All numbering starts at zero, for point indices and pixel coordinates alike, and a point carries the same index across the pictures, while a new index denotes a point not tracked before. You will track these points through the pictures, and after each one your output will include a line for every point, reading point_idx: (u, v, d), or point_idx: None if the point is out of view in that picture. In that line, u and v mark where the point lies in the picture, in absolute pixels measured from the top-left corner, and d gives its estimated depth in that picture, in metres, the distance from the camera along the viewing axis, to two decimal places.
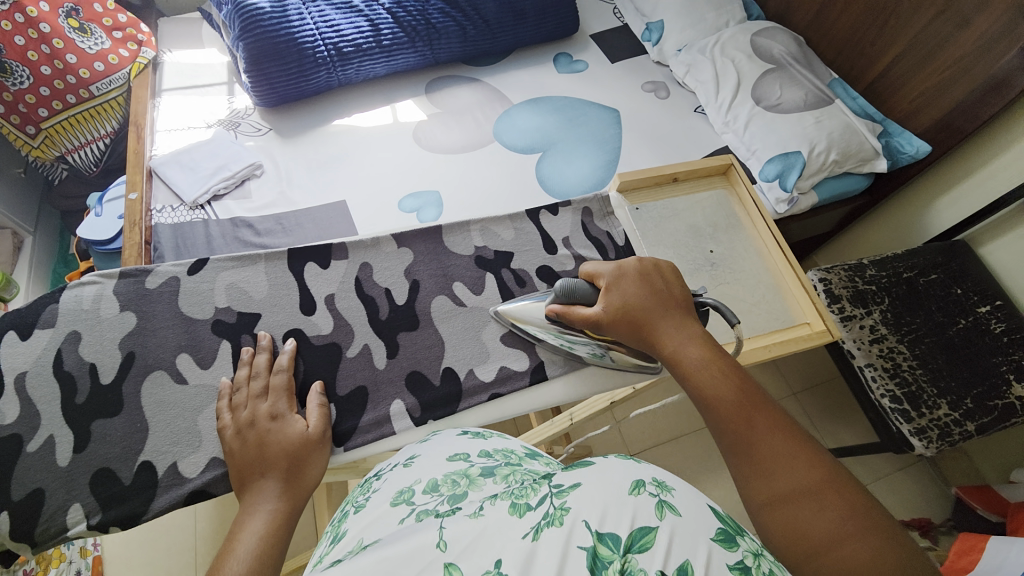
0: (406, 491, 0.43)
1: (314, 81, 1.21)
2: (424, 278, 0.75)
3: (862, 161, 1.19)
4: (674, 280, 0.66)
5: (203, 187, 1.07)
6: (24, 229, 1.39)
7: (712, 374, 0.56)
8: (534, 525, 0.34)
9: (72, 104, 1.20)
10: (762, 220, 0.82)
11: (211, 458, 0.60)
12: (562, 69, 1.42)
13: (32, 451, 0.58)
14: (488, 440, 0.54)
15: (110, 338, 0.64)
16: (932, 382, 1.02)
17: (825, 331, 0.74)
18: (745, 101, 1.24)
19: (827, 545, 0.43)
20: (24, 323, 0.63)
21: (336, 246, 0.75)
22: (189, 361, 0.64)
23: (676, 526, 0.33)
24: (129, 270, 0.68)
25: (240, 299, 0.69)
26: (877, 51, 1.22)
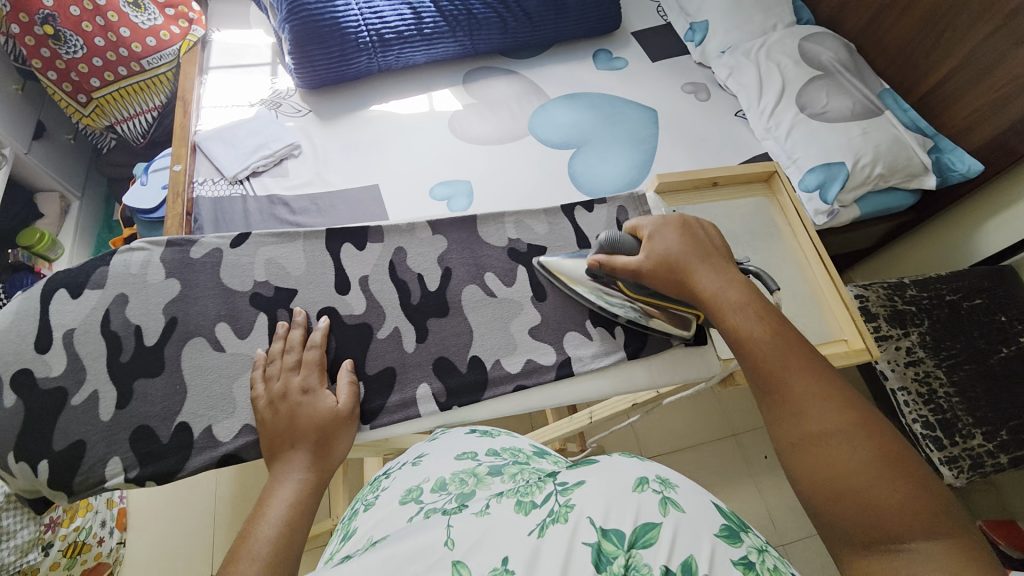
0: (416, 489, 0.45)
1: (355, 66, 1.23)
2: (457, 266, 0.75)
3: (909, 176, 1.14)
4: (714, 233, 0.68)
5: (243, 163, 1.10)
6: (70, 194, 1.46)
7: (750, 317, 0.59)
8: (540, 522, 0.36)
9: (123, 76, 1.24)
10: (804, 231, 0.79)
11: (244, 425, 0.62)
12: (602, 65, 1.41)
13: (77, 404, 0.61)
14: (495, 438, 0.55)
15: (154, 303, 0.66)
16: (968, 412, 0.97)
17: (863, 349, 0.72)
18: (789, 107, 1.20)
19: (855, 477, 0.47)
20: (75, 282, 0.66)
21: (372, 229, 0.76)
22: (228, 330, 0.66)
23: (679, 522, 0.36)
24: (176, 239, 0.70)
25: (278, 274, 0.70)
26: (931, 63, 1.16)
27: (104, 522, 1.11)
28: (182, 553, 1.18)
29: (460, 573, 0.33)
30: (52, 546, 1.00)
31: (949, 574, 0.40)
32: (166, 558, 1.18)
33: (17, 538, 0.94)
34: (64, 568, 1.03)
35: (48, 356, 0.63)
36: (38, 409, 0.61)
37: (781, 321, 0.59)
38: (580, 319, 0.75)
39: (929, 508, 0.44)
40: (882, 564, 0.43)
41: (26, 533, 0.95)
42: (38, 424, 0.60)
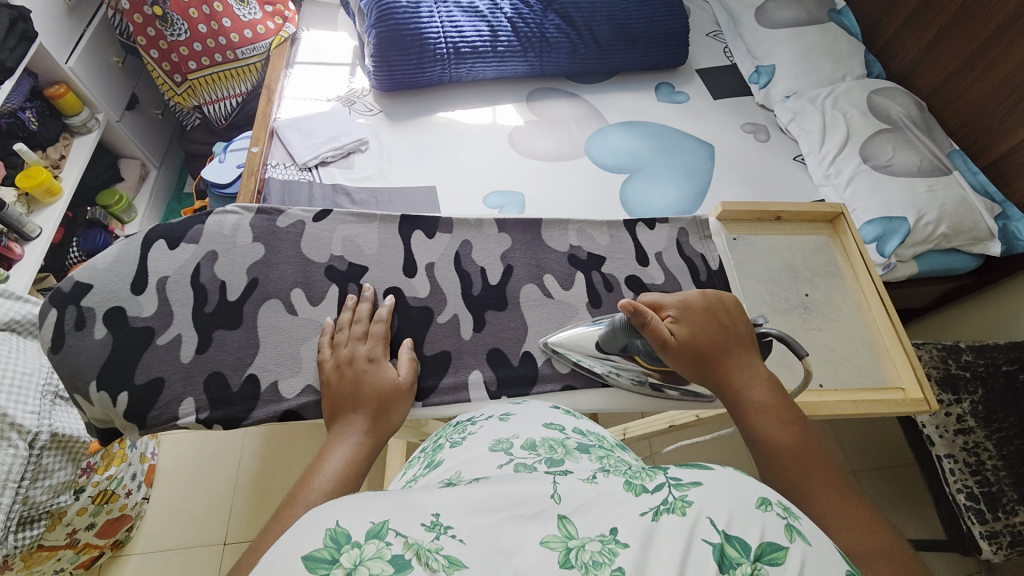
0: (505, 442, 0.50)
1: (428, 75, 1.29)
2: (518, 264, 0.78)
3: (973, 240, 1.11)
4: (743, 321, 0.66)
5: (315, 152, 1.17)
6: (151, 162, 1.57)
7: (772, 420, 0.57)
8: (653, 508, 0.36)
9: (218, 62, 1.35)
10: (867, 275, 0.78)
11: (307, 386, 0.65)
12: (663, 97, 1.44)
13: (162, 343, 0.66)
14: (579, 420, 0.58)
15: (239, 263, 0.71)
16: (1015, 487, 0.90)
17: (921, 400, 0.70)
18: (852, 156, 1.20)
19: None
20: (173, 235, 0.72)
21: (442, 220, 0.79)
22: (301, 296, 0.70)
23: (807, 552, 0.34)
24: (266, 207, 0.75)
25: (352, 251, 0.75)
26: (1004, 129, 1.13)
27: (134, 475, 1.13)
28: (200, 515, 1.22)
29: (567, 529, 0.35)
30: (84, 491, 0.99)
31: None
32: (184, 518, 1.21)
33: (54, 479, 0.91)
34: (92, 515, 1.03)
35: (141, 298, 0.68)
36: (126, 343, 0.65)
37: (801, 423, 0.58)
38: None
39: None
40: None
41: (64, 474, 0.92)
42: (124, 357, 0.65)
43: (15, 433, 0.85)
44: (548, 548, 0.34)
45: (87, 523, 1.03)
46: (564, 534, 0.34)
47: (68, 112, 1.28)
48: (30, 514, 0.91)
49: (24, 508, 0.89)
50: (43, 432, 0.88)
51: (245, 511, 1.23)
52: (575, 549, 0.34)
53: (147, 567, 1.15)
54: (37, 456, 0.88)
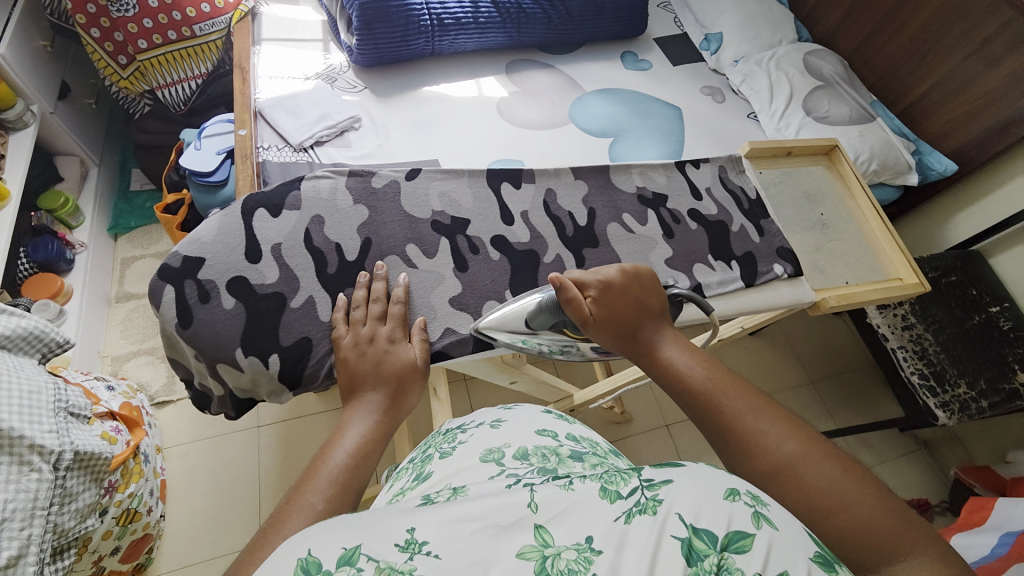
0: (497, 453, 0.64)
1: (413, 48, 1.28)
2: (599, 207, 0.86)
3: (895, 175, 1.33)
4: (653, 288, 0.72)
5: (308, 132, 1.13)
6: (90, 159, 1.41)
7: (688, 368, 0.64)
8: (626, 511, 0.42)
9: (172, 40, 1.23)
10: (862, 193, 0.94)
11: (444, 330, 0.74)
12: (629, 66, 1.55)
13: (297, 306, 0.70)
14: (569, 424, 0.74)
15: (350, 226, 0.76)
16: (952, 365, 1.12)
17: (917, 284, 0.86)
18: (797, 111, 1.39)
19: (838, 505, 0.49)
20: (273, 204, 0.75)
21: (525, 172, 0.86)
22: (417, 251, 0.77)
23: (772, 538, 0.40)
24: (358, 170, 0.80)
25: (452, 206, 0.81)
26: (914, 79, 1.35)
27: (151, 491, 1.06)
28: (226, 521, 1.17)
29: (543, 536, 0.41)
30: (108, 512, 0.93)
31: None
32: (208, 533, 1.15)
33: (80, 501, 0.85)
34: (116, 537, 0.97)
35: (261, 266, 0.71)
36: (261, 309, 0.69)
37: (710, 360, 0.65)
38: (704, 253, 0.85)
39: (904, 523, 0.47)
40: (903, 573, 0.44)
41: (88, 496, 0.86)
42: (261, 323, 0.68)
43: (37, 457, 0.76)
44: (525, 559, 0.39)
45: (113, 547, 0.97)
46: (540, 544, 0.40)
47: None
48: (61, 543, 0.84)
49: (53, 538, 0.82)
50: (66, 451, 0.80)
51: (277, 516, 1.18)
52: (551, 557, 0.39)
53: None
54: (63, 479, 0.81)
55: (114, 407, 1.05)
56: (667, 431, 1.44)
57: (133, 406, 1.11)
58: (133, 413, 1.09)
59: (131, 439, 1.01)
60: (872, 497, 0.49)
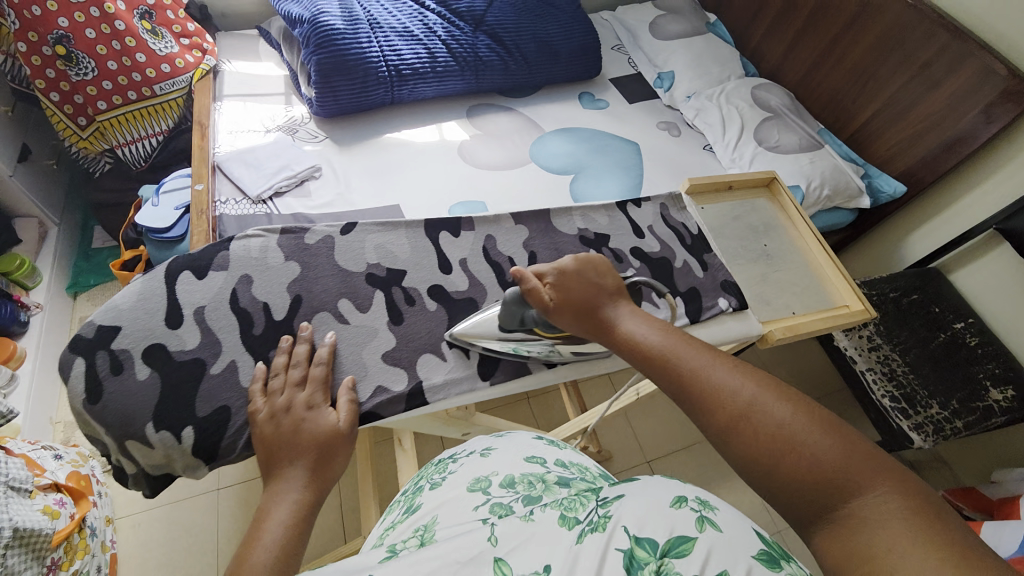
0: (484, 481, 0.67)
1: (373, 98, 1.31)
2: (540, 250, 0.88)
3: (848, 198, 1.37)
4: (608, 271, 0.74)
5: (267, 184, 1.13)
6: (50, 220, 1.39)
7: (646, 336, 0.65)
8: (579, 532, 0.50)
9: (132, 100, 1.24)
10: (802, 223, 0.96)
11: (377, 387, 0.72)
12: (587, 105, 1.60)
13: (218, 371, 0.69)
14: (559, 449, 0.77)
15: (278, 283, 0.77)
16: (922, 385, 1.12)
17: (863, 311, 0.87)
18: (749, 141, 1.44)
19: (790, 451, 0.50)
20: (200, 265, 0.75)
21: (465, 219, 0.90)
22: (350, 305, 0.77)
23: (713, 541, 0.47)
24: (292, 227, 0.81)
25: (387, 257, 0.83)
26: (857, 107, 1.42)
27: (99, 567, 1.01)
28: None
29: (501, 567, 0.47)
30: None
31: (902, 519, 0.43)
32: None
33: None
34: None
35: (182, 331, 0.70)
36: (174, 380, 0.67)
37: (667, 326, 0.66)
38: (649, 291, 0.86)
39: (858, 459, 0.48)
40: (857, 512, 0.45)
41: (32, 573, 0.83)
42: (176, 392, 0.67)
43: None
44: None
45: None
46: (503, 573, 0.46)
47: None
48: None
49: None
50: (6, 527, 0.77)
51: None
52: None
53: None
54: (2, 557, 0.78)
55: (60, 477, 1.00)
56: (649, 468, 1.40)
57: (82, 475, 1.06)
58: (81, 483, 1.04)
59: (76, 512, 0.95)
60: (833, 435, 0.50)
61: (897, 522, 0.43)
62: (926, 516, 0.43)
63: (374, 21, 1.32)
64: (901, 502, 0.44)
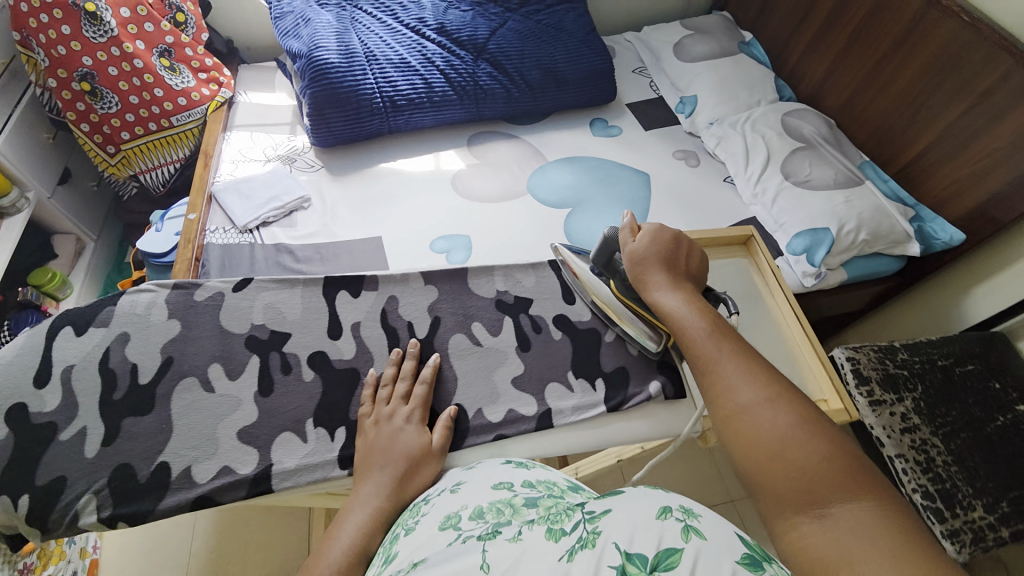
0: (454, 518, 0.54)
1: (367, 127, 1.32)
2: (445, 315, 0.84)
3: (893, 243, 1.18)
4: (692, 253, 0.79)
5: (255, 213, 1.16)
6: (87, 236, 1.52)
7: (690, 321, 0.70)
8: (569, 549, 0.44)
9: (152, 130, 1.33)
10: (783, 295, 0.89)
11: (222, 467, 0.68)
12: (598, 132, 1.51)
13: (65, 439, 0.68)
14: (530, 471, 0.65)
15: (153, 343, 0.75)
16: (967, 481, 0.94)
17: (839, 407, 0.79)
18: (774, 175, 1.28)
19: (781, 447, 0.55)
20: (81, 320, 0.75)
21: (368, 280, 0.86)
22: (219, 370, 0.74)
23: (700, 549, 0.43)
24: (184, 282, 0.81)
25: (275, 318, 0.80)
26: (907, 139, 1.23)
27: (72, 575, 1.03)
28: None
29: None
30: None
31: (871, 528, 0.46)
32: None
33: None
34: None
35: (44, 391, 0.70)
36: (26, 441, 0.67)
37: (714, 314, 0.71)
38: (563, 370, 0.82)
39: (846, 471, 0.52)
40: (829, 513, 0.49)
41: None
42: (25, 457, 0.66)
43: None
44: None
45: None
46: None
47: None
48: None
49: None
50: None
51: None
52: None
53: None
54: None
55: None
56: None
57: None
58: None
59: None
60: (831, 449, 0.54)
61: (864, 531, 0.46)
62: (900, 531, 0.46)
63: (371, 53, 1.33)
64: (879, 515, 0.47)
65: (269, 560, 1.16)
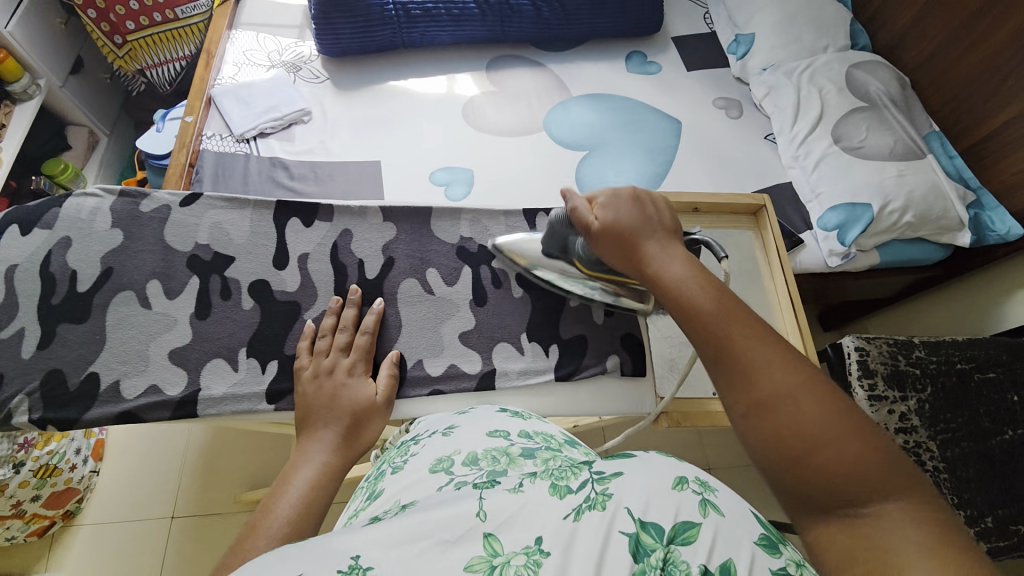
0: (446, 461, 0.46)
1: (378, 38, 1.23)
2: (400, 257, 0.80)
3: (942, 230, 1.05)
4: (667, 209, 0.63)
5: (252, 123, 1.11)
6: (100, 130, 1.51)
7: (690, 287, 0.53)
8: (575, 507, 0.34)
9: (157, 22, 1.27)
10: (781, 272, 0.82)
11: (149, 386, 0.67)
12: (634, 68, 1.35)
13: (5, 337, 0.68)
14: (528, 422, 0.55)
15: (94, 251, 0.73)
16: (954, 491, 0.89)
17: None
18: (823, 136, 1.12)
19: (810, 447, 0.42)
20: (27, 221, 0.73)
21: (323, 207, 0.81)
22: (158, 288, 0.72)
23: (720, 526, 0.33)
24: (129, 191, 0.77)
25: (220, 239, 0.76)
26: (988, 109, 1.06)
27: (78, 450, 1.09)
28: (147, 489, 1.20)
29: (492, 546, 0.32)
30: (23, 465, 0.97)
31: (924, 548, 0.36)
32: (124, 507, 1.18)
33: None
34: (33, 489, 1.01)
35: None
36: None
37: (714, 277, 0.54)
38: (517, 331, 0.78)
39: (886, 470, 0.40)
40: (874, 530, 0.38)
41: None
42: None
43: None
44: (471, 572, 0.30)
45: (31, 496, 1.01)
46: (489, 553, 0.31)
47: (8, 78, 1.25)
48: None
49: None
50: None
51: (187, 514, 1.18)
52: (499, 567, 0.31)
53: (88, 553, 1.14)
54: None
55: None
56: None
57: None
58: None
59: None
60: (869, 437, 0.42)
61: (915, 550, 0.36)
62: (958, 546, 0.36)
63: None
64: (930, 526, 0.37)
65: (259, 470, 1.24)
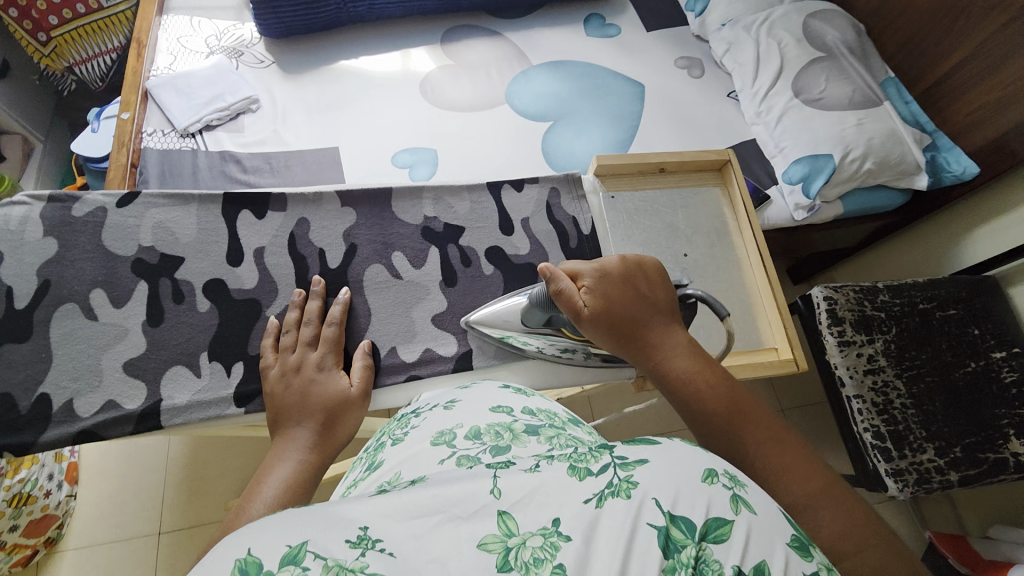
0: (448, 434, 0.45)
1: (322, 15, 1.17)
2: (362, 243, 0.77)
3: (901, 175, 1.07)
4: (662, 286, 0.65)
5: (196, 115, 1.04)
6: (35, 136, 1.40)
7: (699, 385, 0.56)
8: (598, 492, 0.32)
9: (82, 14, 1.18)
10: (749, 227, 0.83)
11: (107, 401, 0.64)
12: (593, 32, 1.32)
13: None
14: (529, 398, 0.54)
15: (28, 264, 0.68)
16: (923, 424, 0.93)
17: (791, 360, 0.76)
18: (783, 91, 1.12)
19: (841, 551, 0.42)
20: None
21: (275, 197, 0.77)
22: (102, 298, 0.68)
23: (754, 523, 0.32)
24: (60, 194, 0.71)
25: (166, 240, 0.72)
26: (939, 52, 1.08)
27: (51, 475, 1.04)
28: (133, 505, 1.17)
29: (506, 525, 0.31)
30: None
31: None
32: (111, 526, 1.15)
33: None
34: (10, 518, 0.96)
35: None
36: None
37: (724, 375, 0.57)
38: None
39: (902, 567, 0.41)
40: None
41: None
42: None
43: None
44: (486, 551, 0.30)
45: (9, 526, 0.97)
46: (503, 533, 0.30)
47: None
48: None
49: None
50: None
51: (178, 526, 1.16)
52: (515, 549, 0.30)
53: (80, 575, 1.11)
54: None
55: None
56: None
57: None
58: None
59: None
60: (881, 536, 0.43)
61: None
62: None
63: None
64: None
65: (247, 476, 1.22)
